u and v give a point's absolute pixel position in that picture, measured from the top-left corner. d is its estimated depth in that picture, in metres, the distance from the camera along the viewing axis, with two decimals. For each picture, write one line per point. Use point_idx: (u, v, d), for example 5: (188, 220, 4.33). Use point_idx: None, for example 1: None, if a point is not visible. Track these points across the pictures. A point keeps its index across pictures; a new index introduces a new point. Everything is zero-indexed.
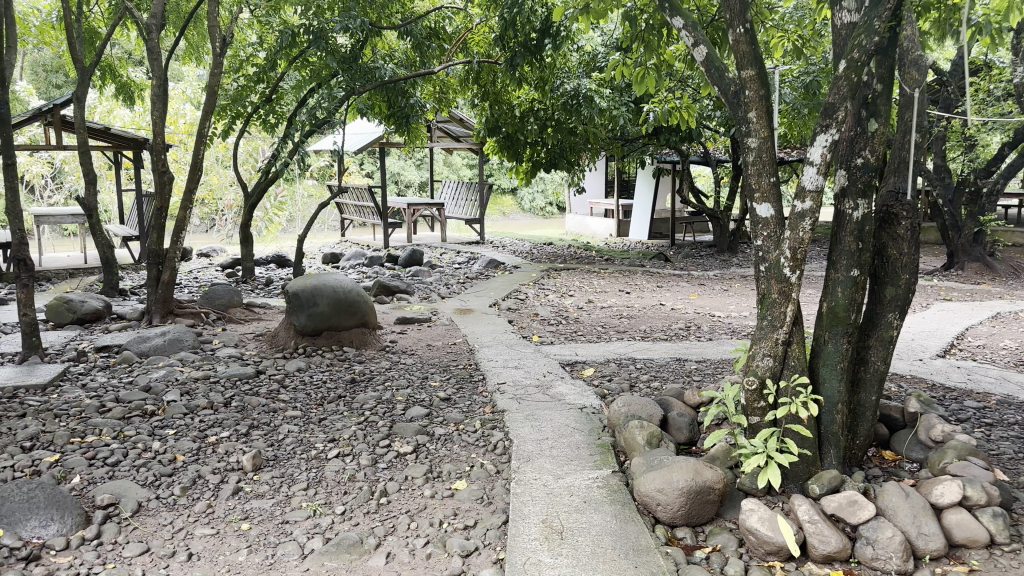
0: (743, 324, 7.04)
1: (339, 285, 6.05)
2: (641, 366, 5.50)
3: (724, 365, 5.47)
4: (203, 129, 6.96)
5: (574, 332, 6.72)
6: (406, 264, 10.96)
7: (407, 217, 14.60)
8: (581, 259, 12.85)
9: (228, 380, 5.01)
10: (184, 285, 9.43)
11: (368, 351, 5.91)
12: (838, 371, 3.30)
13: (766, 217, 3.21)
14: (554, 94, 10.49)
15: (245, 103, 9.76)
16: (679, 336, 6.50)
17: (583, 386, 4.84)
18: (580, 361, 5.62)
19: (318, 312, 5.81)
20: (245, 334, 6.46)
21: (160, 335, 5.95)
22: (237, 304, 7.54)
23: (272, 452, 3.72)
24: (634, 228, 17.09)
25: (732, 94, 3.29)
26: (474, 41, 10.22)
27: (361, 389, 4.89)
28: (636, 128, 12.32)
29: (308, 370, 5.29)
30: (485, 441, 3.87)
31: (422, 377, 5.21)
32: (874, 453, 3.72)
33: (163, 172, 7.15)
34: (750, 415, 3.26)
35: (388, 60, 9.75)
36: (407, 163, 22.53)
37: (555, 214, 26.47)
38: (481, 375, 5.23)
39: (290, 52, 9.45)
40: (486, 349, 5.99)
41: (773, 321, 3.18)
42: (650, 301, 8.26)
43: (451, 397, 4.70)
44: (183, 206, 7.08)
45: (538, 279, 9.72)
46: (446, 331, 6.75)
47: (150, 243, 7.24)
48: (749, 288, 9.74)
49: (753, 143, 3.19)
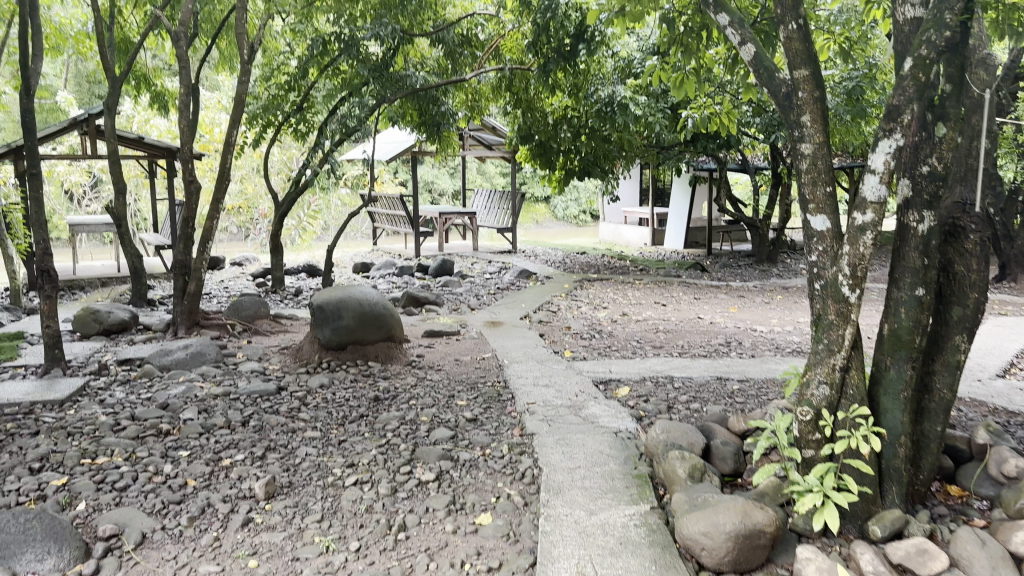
0: (786, 340, 6.69)
1: (364, 298, 5.85)
2: (679, 385, 5.21)
3: (768, 385, 5.16)
4: (229, 138, 6.83)
5: (608, 346, 6.45)
6: (436, 274, 10.77)
7: (439, 226, 14.46)
8: (616, 269, 12.54)
9: (248, 397, 4.84)
10: (213, 295, 9.34)
11: (394, 366, 5.69)
12: (902, 401, 3.00)
13: (822, 231, 2.93)
14: (588, 101, 10.21)
15: (276, 112, 9.66)
16: (720, 353, 6.19)
17: (618, 408, 4.56)
18: (614, 379, 5.34)
19: (343, 326, 5.62)
20: (269, 347, 6.29)
21: (183, 349, 5.80)
22: (263, 315, 7.40)
23: (287, 478, 3.52)
24: (670, 237, 16.72)
25: (783, 96, 3.01)
26: (507, 47, 10.01)
27: (385, 408, 4.68)
28: (672, 135, 12.01)
29: (331, 387, 5.08)
30: (513, 468, 3.62)
31: (449, 395, 4.97)
32: (938, 487, 3.39)
33: (190, 181, 7.03)
34: (804, 448, 2.98)
35: (419, 67, 9.58)
36: (440, 171, 22.44)
37: (589, 222, 26.17)
38: (510, 394, 4.97)
39: (322, 61, 9.35)
40: (516, 365, 5.73)
41: (830, 345, 2.90)
42: (687, 315, 7.94)
43: (479, 418, 4.46)
44: (210, 216, 6.95)
45: (571, 290, 9.46)
46: (475, 345, 6.52)
47: (177, 253, 7.13)
48: (792, 300, 9.35)
49: (807, 150, 2.91)
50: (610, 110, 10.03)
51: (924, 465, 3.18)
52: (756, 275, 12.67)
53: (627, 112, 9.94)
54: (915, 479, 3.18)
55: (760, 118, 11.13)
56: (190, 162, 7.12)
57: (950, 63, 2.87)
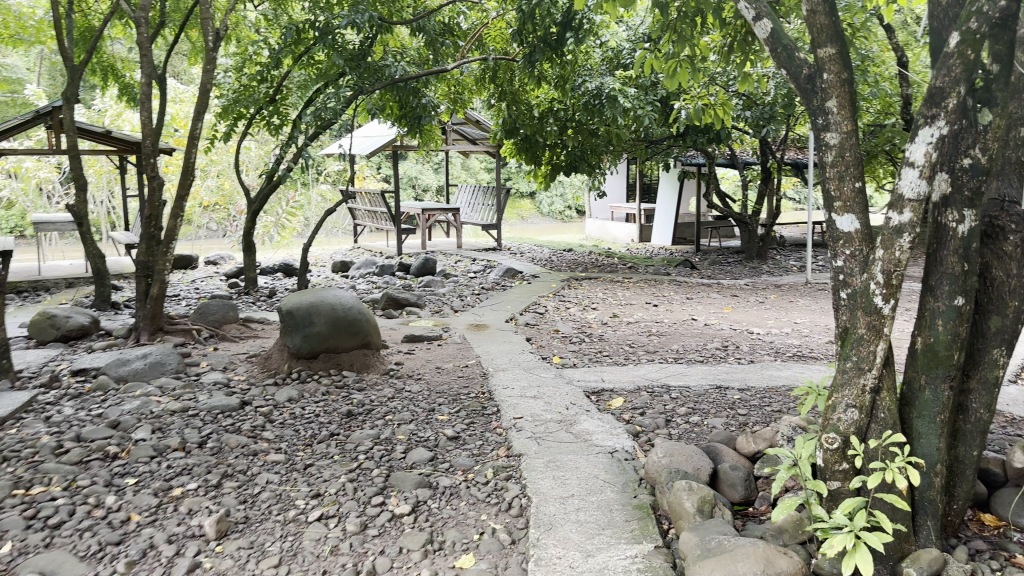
0: (786, 344, 6.35)
1: (338, 301, 5.43)
2: (677, 395, 4.84)
3: (771, 396, 4.81)
4: (195, 131, 6.38)
5: (599, 352, 6.07)
6: (418, 273, 10.38)
7: (422, 223, 14.04)
8: (604, 267, 12.20)
9: (208, 414, 4.44)
10: (183, 296, 8.90)
11: (370, 375, 5.28)
12: (938, 425, 2.63)
13: (850, 232, 2.58)
14: (575, 93, 9.91)
15: (247, 104, 9.19)
16: (717, 358, 5.83)
17: (612, 423, 4.19)
18: (607, 390, 4.96)
19: (314, 333, 5.22)
20: (236, 355, 5.88)
21: (141, 358, 5.36)
22: (232, 319, 6.97)
23: (243, 513, 3.14)
24: (658, 233, 16.40)
25: (805, 78, 2.64)
26: (490, 37, 9.61)
27: (358, 424, 4.27)
28: (661, 129, 11.66)
29: (300, 401, 4.69)
30: (498, 497, 3.24)
31: (428, 409, 4.57)
32: (970, 516, 3.04)
33: (152, 177, 6.58)
34: (829, 479, 2.62)
35: (399, 57, 9.17)
36: (424, 166, 22.02)
37: (575, 218, 25.84)
38: (495, 408, 4.57)
39: (296, 50, 8.93)
40: (502, 374, 5.34)
41: (859, 363, 2.54)
42: (680, 315, 7.59)
43: (460, 436, 4.06)
44: (174, 215, 6.51)
45: (558, 290, 9.08)
46: (457, 351, 6.13)
47: (140, 255, 6.69)
48: (787, 299, 9.02)
49: (832, 140, 2.55)
50: (598, 103, 9.72)
51: (959, 495, 2.82)
52: (747, 272, 12.34)
53: (616, 104, 9.55)
54: (948, 510, 2.82)
55: (751, 112, 10.81)
56: (151, 156, 6.67)
57: (998, 40, 2.51)
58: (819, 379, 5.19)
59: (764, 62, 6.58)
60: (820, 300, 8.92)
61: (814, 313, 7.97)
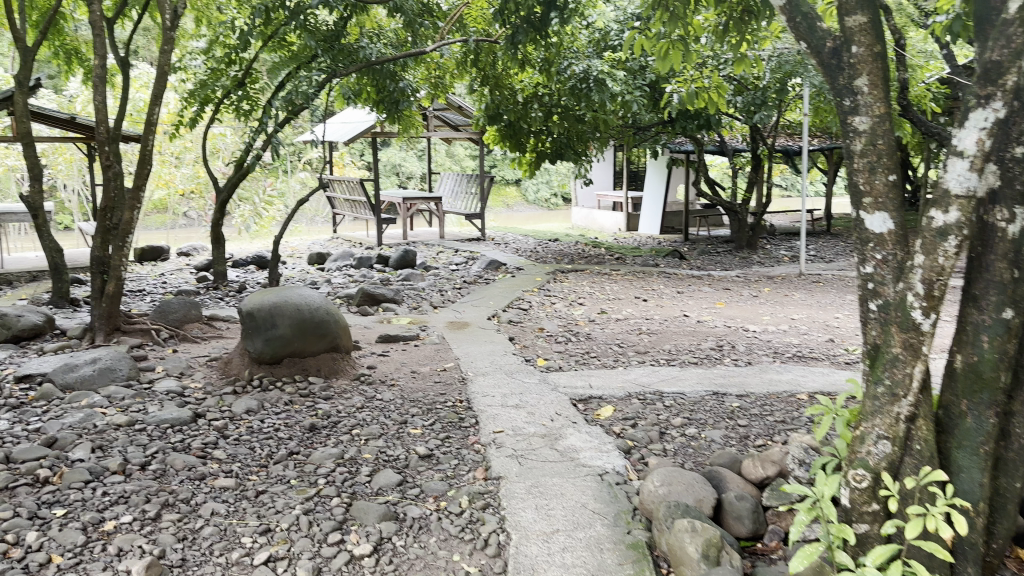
0: (784, 343, 5.99)
1: (305, 301, 5.01)
2: (671, 404, 4.46)
3: (774, 404, 4.45)
4: (152, 116, 5.91)
5: (586, 353, 5.68)
6: (397, 265, 9.97)
7: (403, 212, 13.59)
8: (591, 258, 11.81)
9: (157, 429, 4.02)
10: (148, 291, 8.45)
11: (338, 381, 4.87)
12: (981, 457, 2.27)
13: (882, 234, 2.21)
14: (561, 77, 9.48)
15: (214, 88, 8.67)
16: (712, 359, 5.46)
17: (601, 438, 3.81)
18: (595, 397, 4.58)
19: (278, 336, 4.81)
20: (196, 358, 5.46)
21: (90, 363, 4.90)
22: (195, 318, 6.53)
23: (180, 555, 2.74)
24: (645, 222, 16.04)
25: (829, 52, 2.25)
26: (470, 18, 9.20)
27: (321, 441, 3.86)
28: (650, 114, 11.28)
29: (259, 413, 4.28)
30: (473, 532, 2.85)
31: (400, 421, 4.16)
32: (1007, 553, 2.67)
33: (107, 167, 6.11)
34: (856, 522, 2.25)
35: (375, 38, 8.75)
36: (408, 153, 21.54)
37: (561, 206, 25.44)
38: (473, 420, 4.17)
39: (266, 30, 8.50)
40: (482, 380, 4.93)
41: (893, 388, 2.17)
42: (671, 311, 7.22)
43: (433, 454, 3.66)
44: (131, 207, 6.04)
45: (543, 283, 8.70)
46: (435, 352, 5.73)
47: (94, 250, 6.22)
48: (782, 292, 8.67)
49: (861, 125, 2.16)
50: (585, 87, 9.36)
51: (999, 533, 2.45)
52: (737, 263, 12.00)
53: (604, 88, 9.18)
54: (987, 551, 2.45)
55: (741, 98, 10.63)
56: (107, 145, 6.11)
57: None
58: (823, 384, 4.82)
59: (762, 42, 6.21)
60: (817, 294, 8.56)
61: (811, 308, 7.63)
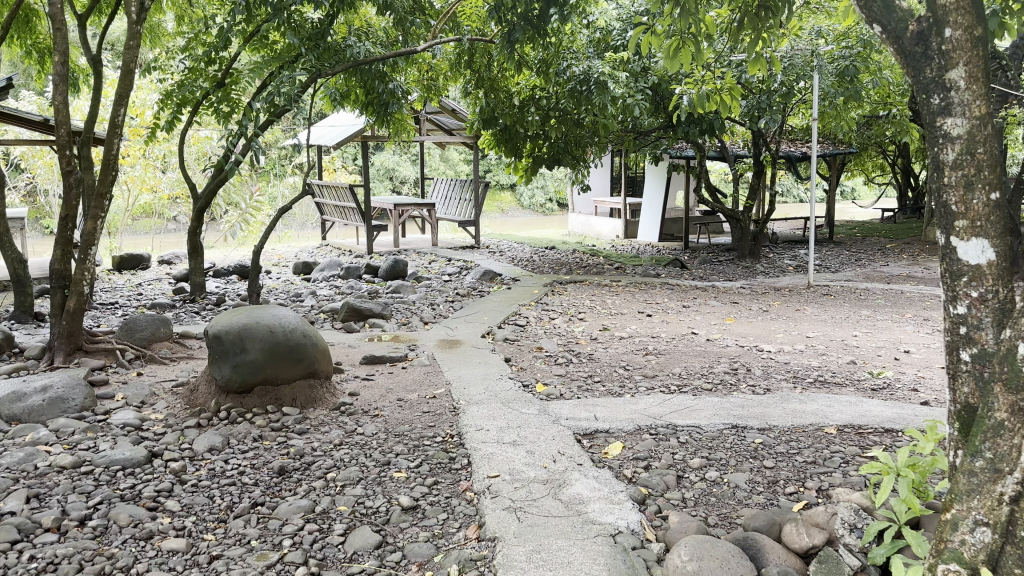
0: (803, 365, 5.54)
1: (280, 320, 4.52)
2: (686, 440, 3.98)
3: (802, 441, 3.99)
4: (116, 118, 5.42)
5: (589, 377, 5.22)
6: (387, 276, 9.51)
7: (393, 219, 13.11)
8: (590, 268, 11.34)
9: (106, 472, 3.54)
10: (121, 304, 7.96)
11: (314, 413, 4.38)
12: None
13: (979, 265, 2.17)
14: (560, 78, 9.03)
15: (193, 89, 8.17)
16: (727, 385, 5.00)
17: (611, 485, 3.34)
18: (601, 432, 4.11)
19: (248, 362, 4.33)
20: (160, 384, 4.97)
21: (39, 391, 4.38)
22: (164, 336, 6.04)
23: None
24: (643, 229, 15.62)
25: (913, 37, 2.25)
26: (464, 16, 8.82)
27: (291, 488, 3.39)
28: (651, 119, 10.86)
29: (224, 452, 3.80)
30: None
31: (382, 462, 3.68)
32: None
33: (68, 173, 5.61)
34: None
35: (363, 36, 8.29)
36: (401, 158, 21.12)
37: (556, 211, 25.05)
38: (465, 461, 3.68)
39: (248, 28, 8.03)
40: (475, 410, 4.45)
41: (996, 463, 1.93)
42: (679, 328, 6.77)
43: (419, 505, 3.19)
44: (94, 217, 5.56)
45: (541, 296, 8.24)
46: (424, 376, 5.26)
47: (54, 262, 5.72)
48: (793, 306, 8.24)
49: (953, 127, 2.15)
50: (585, 89, 8.94)
51: None
52: (741, 273, 11.60)
53: (606, 91, 8.76)
54: None
55: (745, 101, 10.23)
56: (67, 148, 5.62)
57: None
58: (852, 417, 4.36)
59: (779, 41, 5.78)
60: (829, 309, 8.11)
61: (825, 324, 7.18)
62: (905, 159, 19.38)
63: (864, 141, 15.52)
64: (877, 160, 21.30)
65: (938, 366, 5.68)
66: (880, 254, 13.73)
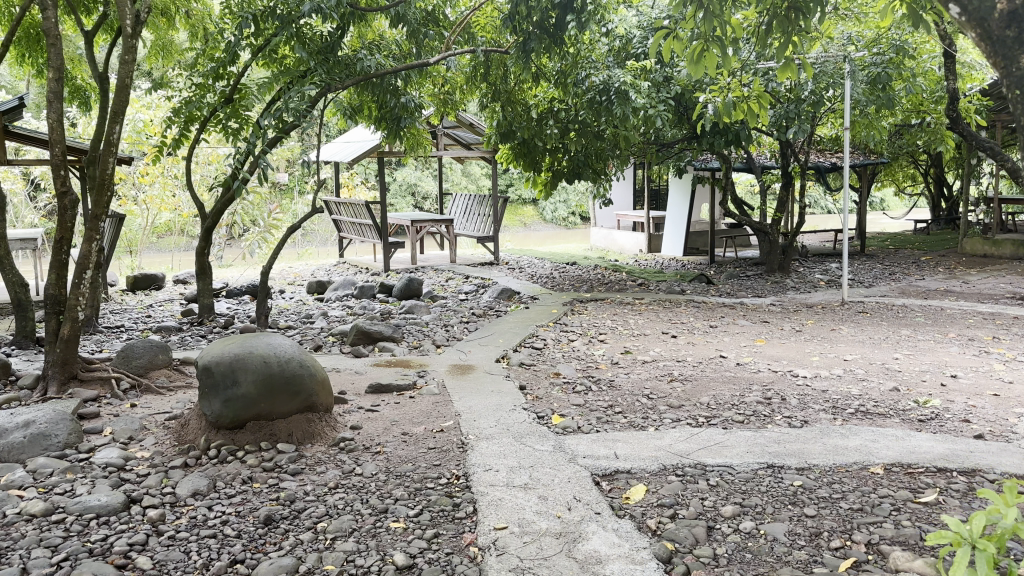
0: (842, 393, 5.12)
1: (276, 349, 4.20)
2: (716, 482, 3.60)
3: (847, 485, 3.58)
4: (111, 136, 5.18)
5: (609, 408, 4.83)
6: (402, 295, 9.20)
7: (411, 236, 12.83)
8: (612, 285, 10.96)
9: (78, 521, 3.23)
10: (126, 327, 7.71)
11: (311, 449, 4.05)
12: None
13: None
14: (578, 89, 8.72)
15: (199, 105, 7.87)
16: (759, 417, 4.60)
17: (633, 541, 2.98)
18: (622, 473, 3.73)
19: (240, 395, 4.02)
20: (152, 417, 4.67)
21: (21, 427, 4.07)
22: (162, 364, 5.76)
23: None
24: (667, 243, 15.20)
25: (1005, 19, 2.10)
26: (478, 26, 8.59)
27: (277, 541, 3.07)
28: (674, 130, 10.49)
29: (210, 497, 3.48)
30: None
31: (380, 508, 3.34)
32: None
33: (62, 192, 5.36)
34: None
35: (374, 48, 8.00)
36: (423, 173, 20.91)
37: (579, 225, 24.74)
38: (471, 507, 3.33)
39: (257, 41, 7.77)
40: (486, 446, 4.09)
41: None
42: (706, 351, 6.36)
43: (416, 565, 2.84)
44: (90, 238, 5.30)
45: (560, 316, 7.87)
46: (432, 406, 4.91)
47: (48, 286, 5.47)
48: (827, 325, 7.79)
49: None
50: (605, 100, 8.61)
51: None
52: (770, 288, 11.16)
53: (627, 101, 8.42)
54: None
55: (772, 110, 9.81)
56: (62, 167, 5.37)
57: None
58: (900, 454, 3.94)
59: (811, 44, 5.39)
60: (867, 328, 7.64)
61: (864, 346, 6.74)
62: (938, 168, 18.77)
63: (896, 150, 14.98)
64: (908, 170, 20.66)
65: (990, 393, 5.22)
66: (915, 267, 13.19)
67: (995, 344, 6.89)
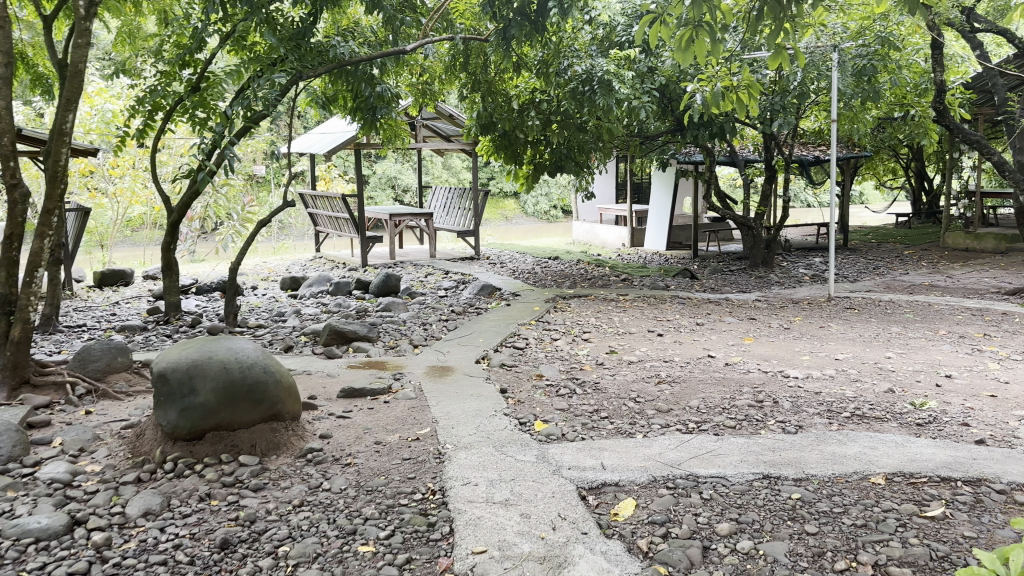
0: (836, 395, 4.91)
1: (237, 353, 3.92)
2: (710, 496, 3.36)
3: (848, 498, 3.35)
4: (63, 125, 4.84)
5: (595, 413, 4.59)
6: (378, 291, 8.90)
7: (389, 230, 12.51)
8: (595, 280, 10.73)
9: (14, 547, 2.93)
10: (88, 326, 7.35)
11: (275, 462, 3.78)
12: None
13: None
14: (559, 80, 8.46)
15: (164, 94, 7.51)
16: (753, 422, 4.38)
17: (623, 566, 2.75)
18: (609, 486, 3.49)
19: (198, 404, 3.74)
20: (106, 426, 4.35)
21: None
22: (121, 367, 5.44)
23: None
24: (650, 237, 14.99)
25: None
26: (457, 13, 8.30)
27: (234, 568, 2.80)
28: (658, 123, 10.26)
29: (162, 518, 3.20)
30: None
31: (348, 529, 3.08)
32: None
33: (11, 185, 5.01)
34: None
35: (347, 35, 7.68)
36: (403, 165, 20.54)
37: (561, 218, 24.48)
38: (448, 527, 3.08)
39: (224, 27, 7.43)
40: (464, 457, 3.83)
41: None
42: (693, 351, 6.13)
43: None
44: (40, 235, 4.95)
45: (542, 314, 7.62)
46: (408, 412, 4.64)
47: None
48: (815, 322, 7.59)
49: None
50: (588, 90, 8.36)
51: None
52: (754, 283, 10.97)
53: (611, 91, 8.18)
54: None
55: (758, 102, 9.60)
56: (11, 158, 5.02)
57: None
58: (901, 463, 3.74)
59: (802, 31, 5.16)
60: (856, 325, 7.46)
61: (855, 343, 6.55)
62: (920, 161, 18.70)
63: (879, 142, 14.86)
64: (889, 163, 20.62)
65: (987, 394, 5.03)
66: (899, 261, 13.08)
67: (986, 341, 6.73)
